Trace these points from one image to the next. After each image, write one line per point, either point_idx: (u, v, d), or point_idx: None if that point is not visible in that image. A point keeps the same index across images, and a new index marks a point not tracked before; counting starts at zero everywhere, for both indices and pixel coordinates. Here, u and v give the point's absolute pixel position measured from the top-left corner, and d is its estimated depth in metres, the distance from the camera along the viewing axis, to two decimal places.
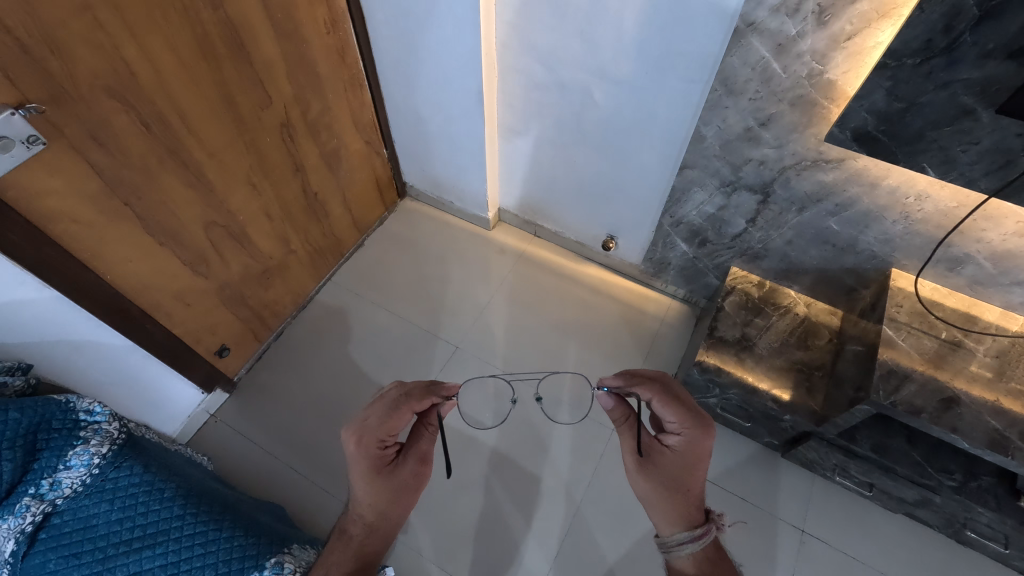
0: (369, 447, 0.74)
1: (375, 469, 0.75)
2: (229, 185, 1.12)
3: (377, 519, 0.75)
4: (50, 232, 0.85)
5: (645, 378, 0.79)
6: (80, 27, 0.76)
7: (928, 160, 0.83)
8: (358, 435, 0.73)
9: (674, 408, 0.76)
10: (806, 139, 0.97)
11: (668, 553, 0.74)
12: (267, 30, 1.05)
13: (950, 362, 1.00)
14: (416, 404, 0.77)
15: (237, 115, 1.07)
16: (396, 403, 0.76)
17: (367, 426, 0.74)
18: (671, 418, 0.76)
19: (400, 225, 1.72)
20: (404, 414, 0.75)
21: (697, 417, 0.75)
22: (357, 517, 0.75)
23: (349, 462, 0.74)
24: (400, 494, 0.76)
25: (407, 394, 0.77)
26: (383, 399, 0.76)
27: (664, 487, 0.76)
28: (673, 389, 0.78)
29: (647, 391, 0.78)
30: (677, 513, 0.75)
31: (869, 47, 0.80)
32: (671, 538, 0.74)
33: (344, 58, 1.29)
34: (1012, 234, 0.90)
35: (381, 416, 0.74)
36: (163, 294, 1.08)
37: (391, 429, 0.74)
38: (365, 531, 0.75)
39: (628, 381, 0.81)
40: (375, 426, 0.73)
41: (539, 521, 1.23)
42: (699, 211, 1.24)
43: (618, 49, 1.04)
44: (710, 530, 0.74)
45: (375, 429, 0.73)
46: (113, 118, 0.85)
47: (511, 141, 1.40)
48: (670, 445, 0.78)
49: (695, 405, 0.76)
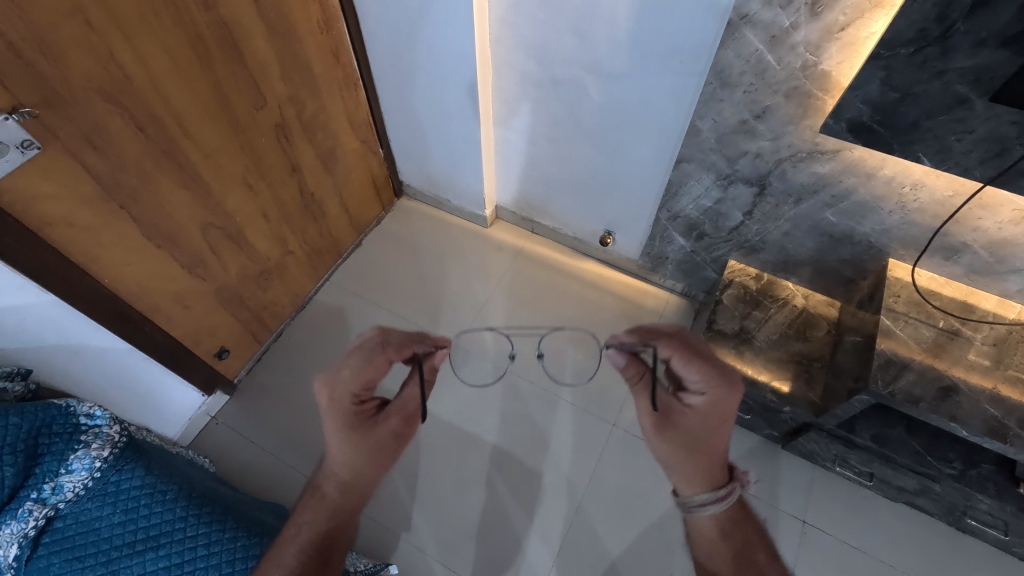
0: (344, 402, 0.72)
1: (352, 425, 0.74)
2: (225, 187, 1.12)
3: (352, 478, 0.75)
4: (46, 236, 0.85)
5: (664, 334, 0.73)
6: (72, 30, 0.76)
7: (923, 150, 0.83)
8: (331, 385, 0.72)
9: (697, 365, 0.71)
10: (801, 131, 0.97)
11: (689, 512, 0.74)
12: (260, 31, 1.05)
13: (948, 351, 1.00)
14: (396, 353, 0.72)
15: (232, 116, 1.07)
16: (372, 352, 0.71)
17: (341, 380, 0.71)
18: (694, 376, 0.72)
19: (398, 224, 1.72)
20: (379, 362, 0.71)
21: (721, 374, 0.72)
22: (332, 476, 0.74)
23: (323, 416, 0.73)
24: (378, 452, 0.74)
25: (385, 341, 0.72)
26: (360, 346, 0.72)
27: (686, 449, 0.74)
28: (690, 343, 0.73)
29: (667, 348, 0.73)
30: (698, 474, 0.73)
31: (862, 38, 0.80)
32: (693, 499, 0.73)
33: (338, 57, 1.29)
34: (1008, 222, 0.90)
35: (355, 365, 0.70)
36: (162, 297, 1.08)
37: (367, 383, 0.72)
38: (339, 491, 0.75)
39: (643, 336, 0.76)
40: (350, 380, 0.71)
41: (542, 517, 1.23)
42: (696, 205, 1.24)
43: (612, 44, 1.04)
44: (734, 490, 0.73)
45: (348, 383, 0.71)
46: (108, 121, 0.85)
47: (508, 138, 1.40)
48: (691, 404, 0.75)
49: (719, 361, 0.72)
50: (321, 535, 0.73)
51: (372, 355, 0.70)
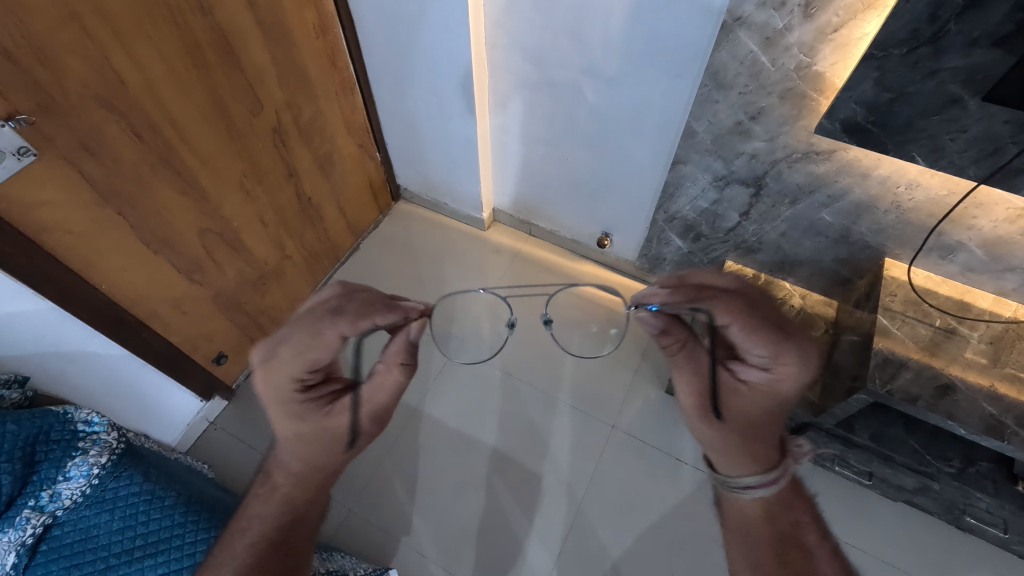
0: (284, 383, 0.69)
1: (298, 408, 0.71)
2: (222, 192, 1.12)
3: (305, 470, 0.74)
4: (43, 243, 0.85)
5: (722, 300, 0.67)
6: (68, 37, 0.76)
7: (917, 149, 0.84)
8: (272, 364, 0.68)
9: (760, 337, 0.67)
10: (797, 131, 0.98)
11: (735, 492, 0.74)
12: (256, 36, 1.05)
13: (944, 349, 1.01)
14: (347, 326, 0.66)
15: (229, 121, 1.07)
16: (319, 325, 0.66)
17: (282, 359, 0.68)
18: (756, 349, 0.68)
19: (395, 227, 1.72)
20: (329, 338, 0.66)
21: (785, 347, 0.67)
22: (283, 467, 0.74)
23: (264, 396, 0.71)
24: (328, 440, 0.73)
25: (336, 310, 0.67)
26: (305, 319, 0.67)
27: (736, 426, 0.73)
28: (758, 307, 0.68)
29: (726, 316, 0.67)
30: (749, 456, 0.73)
31: (855, 39, 0.81)
32: (741, 481, 0.73)
33: (334, 62, 1.29)
34: (1003, 220, 0.91)
35: (303, 341, 0.66)
36: (159, 302, 1.08)
37: (309, 364, 0.68)
38: (292, 482, 0.74)
39: (695, 298, 0.70)
40: (290, 361, 0.67)
41: (542, 519, 1.23)
42: (693, 206, 1.24)
43: (608, 47, 1.04)
44: (785, 473, 0.72)
45: (289, 364, 0.68)
46: (104, 126, 0.85)
47: (504, 141, 1.40)
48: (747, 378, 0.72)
49: (782, 333, 0.67)
50: (278, 527, 0.72)
51: (319, 330, 0.65)
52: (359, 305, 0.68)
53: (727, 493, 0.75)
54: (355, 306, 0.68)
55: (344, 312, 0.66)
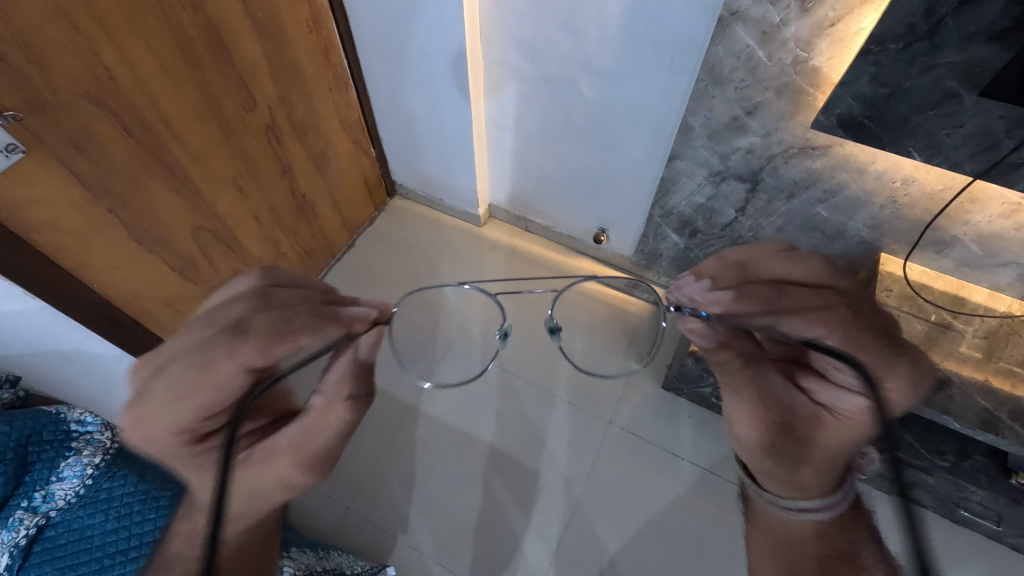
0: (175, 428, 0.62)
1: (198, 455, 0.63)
2: (215, 189, 1.11)
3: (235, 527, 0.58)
4: (34, 242, 0.83)
5: (825, 320, 0.66)
6: (57, 33, 0.75)
7: (914, 145, 0.83)
8: (157, 408, 0.62)
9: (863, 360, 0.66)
10: (793, 127, 0.98)
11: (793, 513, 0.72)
12: (249, 31, 1.04)
13: (940, 344, 1.01)
14: (241, 349, 0.60)
15: (221, 117, 1.06)
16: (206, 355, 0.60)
17: (168, 400, 0.61)
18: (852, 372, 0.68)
19: (390, 224, 1.71)
20: (221, 367, 0.60)
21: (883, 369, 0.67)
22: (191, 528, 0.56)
23: (152, 446, 0.63)
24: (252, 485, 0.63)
25: (227, 333, 0.61)
26: (192, 349, 0.61)
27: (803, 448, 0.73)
28: (858, 312, 0.67)
29: (833, 336, 0.65)
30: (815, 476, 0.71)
31: (852, 33, 0.80)
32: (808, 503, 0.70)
33: (328, 57, 1.28)
34: (998, 216, 0.91)
35: (189, 376, 0.60)
36: (152, 301, 1.07)
37: (200, 402, 0.61)
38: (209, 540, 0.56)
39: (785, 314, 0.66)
40: (176, 401, 0.61)
41: (540, 516, 1.23)
42: (689, 202, 1.24)
43: (604, 42, 1.03)
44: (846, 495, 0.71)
45: (175, 406, 0.61)
46: (95, 123, 0.84)
47: (500, 137, 1.40)
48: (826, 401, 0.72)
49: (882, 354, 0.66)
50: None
51: (210, 360, 0.60)
52: (268, 326, 0.61)
53: (778, 513, 0.73)
54: (262, 325, 0.61)
55: (248, 334, 0.60)
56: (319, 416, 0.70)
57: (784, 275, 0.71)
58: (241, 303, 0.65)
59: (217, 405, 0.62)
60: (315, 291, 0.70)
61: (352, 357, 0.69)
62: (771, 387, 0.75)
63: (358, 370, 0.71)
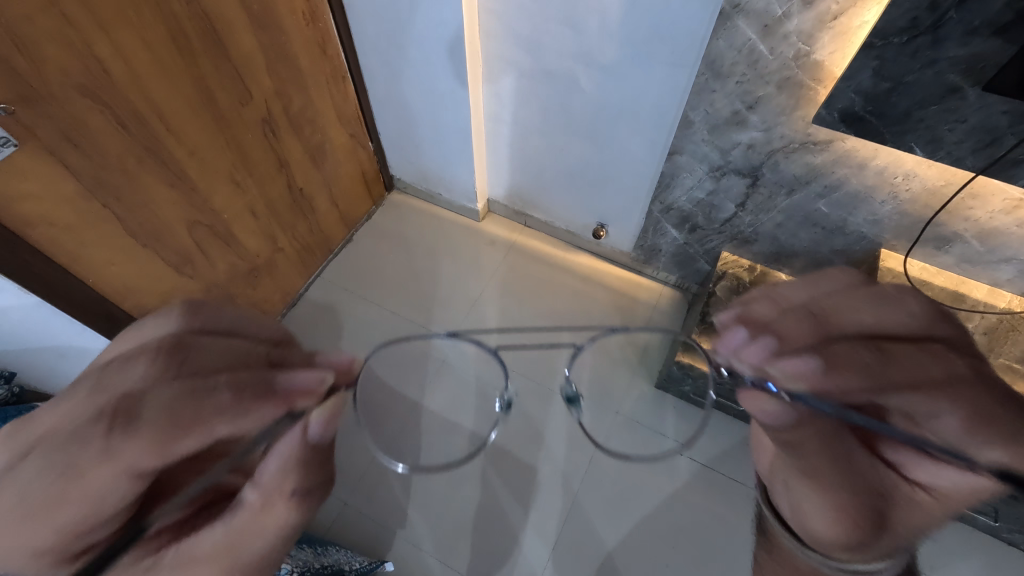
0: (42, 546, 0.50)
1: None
2: (211, 183, 1.10)
3: None
4: (27, 237, 0.83)
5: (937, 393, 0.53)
6: (48, 25, 0.73)
7: (916, 140, 0.83)
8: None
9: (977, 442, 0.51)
10: (794, 122, 0.97)
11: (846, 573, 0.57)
12: (244, 23, 1.02)
13: None
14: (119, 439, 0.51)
15: (217, 111, 1.04)
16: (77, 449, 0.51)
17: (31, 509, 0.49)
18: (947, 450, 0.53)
19: (388, 218, 1.70)
20: (90, 471, 0.50)
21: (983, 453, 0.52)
22: None
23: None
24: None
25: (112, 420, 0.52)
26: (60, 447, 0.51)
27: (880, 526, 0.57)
28: (991, 384, 0.53)
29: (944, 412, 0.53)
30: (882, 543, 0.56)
31: (855, 26, 0.79)
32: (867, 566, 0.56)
33: (325, 49, 1.27)
34: (999, 212, 0.90)
35: (54, 484, 0.50)
36: (147, 296, 1.06)
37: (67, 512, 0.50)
38: None
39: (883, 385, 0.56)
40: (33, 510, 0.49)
41: (537, 511, 1.23)
42: (689, 197, 1.23)
43: (604, 35, 1.02)
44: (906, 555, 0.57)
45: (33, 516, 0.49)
46: (87, 117, 0.83)
47: (499, 130, 1.38)
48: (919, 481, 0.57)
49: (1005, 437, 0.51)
50: None
51: (81, 459, 0.50)
52: (166, 412, 0.53)
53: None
54: (158, 409, 0.53)
55: (137, 424, 0.52)
56: (252, 515, 0.56)
57: (875, 324, 0.61)
58: (142, 363, 0.57)
59: (93, 517, 0.51)
60: (249, 346, 0.64)
61: (299, 441, 0.58)
62: (854, 463, 0.58)
63: (305, 456, 0.58)
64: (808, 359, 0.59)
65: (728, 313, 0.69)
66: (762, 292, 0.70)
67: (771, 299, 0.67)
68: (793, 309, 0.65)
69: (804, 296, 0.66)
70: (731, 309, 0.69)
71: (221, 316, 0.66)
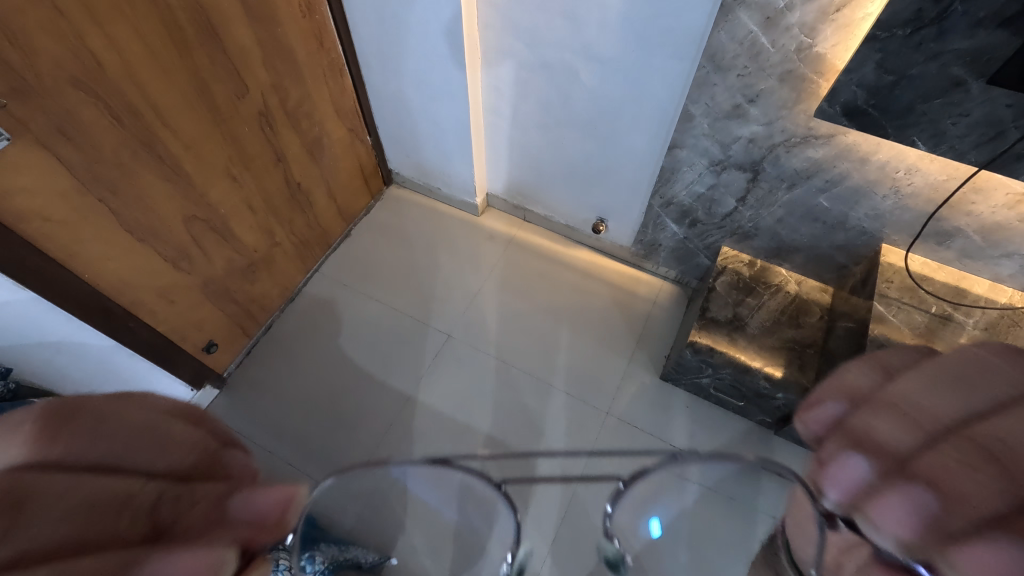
0: None
1: None
2: (208, 178, 1.09)
3: None
4: (21, 232, 0.82)
5: None
6: (40, 16, 0.72)
7: (918, 134, 0.82)
8: None
9: None
10: (795, 115, 0.96)
11: None
12: (240, 16, 1.01)
13: (940, 336, 0.99)
14: None
15: (212, 105, 1.03)
16: None
17: None
18: None
19: (387, 213, 1.69)
20: None
21: None
22: None
23: None
24: None
25: None
26: None
27: None
28: None
29: None
30: None
31: (858, 19, 0.78)
32: None
33: (322, 42, 1.25)
34: (1001, 206, 0.90)
35: None
36: (144, 291, 1.05)
37: None
38: None
39: None
40: None
41: (536, 506, 1.23)
42: (689, 191, 1.22)
43: (604, 27, 1.01)
44: None
45: None
46: (81, 111, 0.82)
47: (498, 124, 1.37)
48: None
49: None
50: None
51: None
52: None
53: None
54: None
55: None
56: None
57: None
58: None
59: None
60: (125, 481, 0.32)
61: None
62: None
63: None
64: (990, 545, 0.32)
65: (819, 414, 0.45)
66: (874, 381, 0.43)
67: (887, 406, 0.41)
68: (931, 435, 0.38)
69: (957, 408, 0.38)
70: (827, 406, 0.45)
71: (106, 436, 0.34)
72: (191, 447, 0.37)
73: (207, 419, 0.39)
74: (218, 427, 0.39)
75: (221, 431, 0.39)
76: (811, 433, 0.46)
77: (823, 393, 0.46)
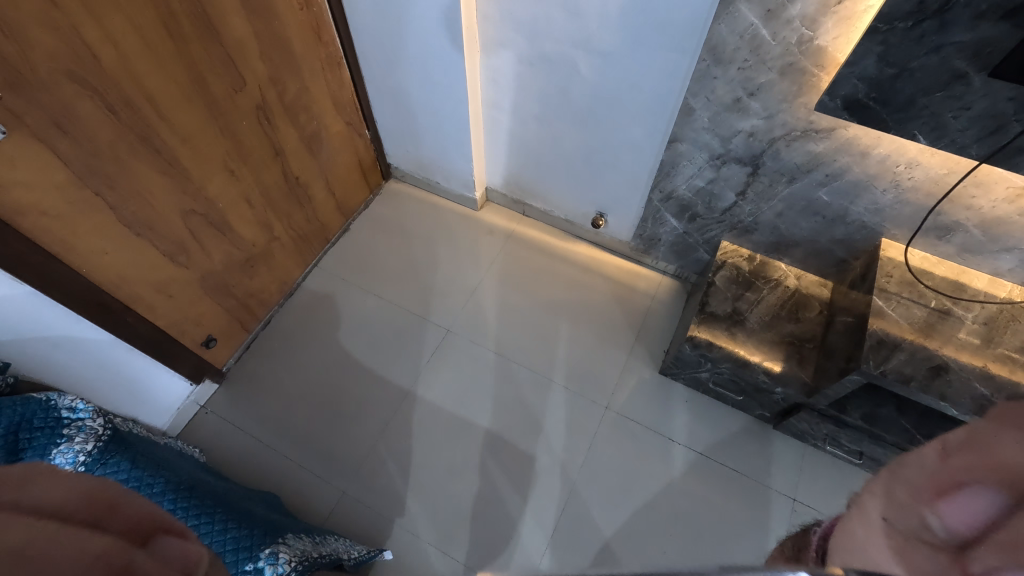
0: None
1: None
2: (205, 172, 1.08)
3: None
4: (17, 225, 0.81)
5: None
6: (35, 9, 0.72)
7: (920, 127, 0.82)
8: None
9: None
10: (796, 109, 0.96)
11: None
12: (236, 8, 1.00)
13: (939, 330, 0.99)
14: None
15: (210, 98, 1.03)
16: None
17: None
18: None
19: (386, 207, 1.69)
20: None
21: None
22: None
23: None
24: None
25: None
26: None
27: None
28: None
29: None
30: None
31: (860, 11, 0.78)
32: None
33: (320, 35, 1.24)
34: (1001, 200, 0.90)
35: None
36: (141, 286, 1.05)
37: None
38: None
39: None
40: None
41: (536, 499, 1.23)
42: (689, 185, 1.22)
43: (604, 20, 1.00)
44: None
45: None
46: (77, 104, 0.82)
47: (497, 118, 1.37)
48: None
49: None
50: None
51: None
52: None
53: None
54: None
55: None
56: None
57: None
58: None
59: None
60: None
61: None
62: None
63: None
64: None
65: (961, 511, 0.23)
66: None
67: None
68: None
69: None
70: (973, 495, 0.23)
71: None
72: (89, 556, 0.24)
73: (121, 504, 0.27)
74: (133, 515, 0.27)
75: (147, 516, 0.28)
76: (945, 533, 0.24)
77: (958, 463, 0.24)
